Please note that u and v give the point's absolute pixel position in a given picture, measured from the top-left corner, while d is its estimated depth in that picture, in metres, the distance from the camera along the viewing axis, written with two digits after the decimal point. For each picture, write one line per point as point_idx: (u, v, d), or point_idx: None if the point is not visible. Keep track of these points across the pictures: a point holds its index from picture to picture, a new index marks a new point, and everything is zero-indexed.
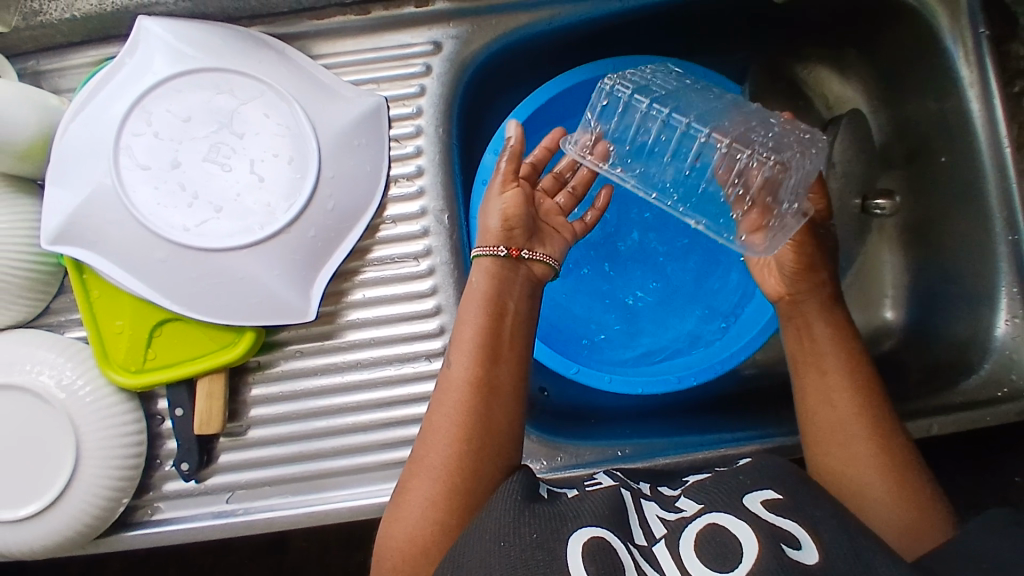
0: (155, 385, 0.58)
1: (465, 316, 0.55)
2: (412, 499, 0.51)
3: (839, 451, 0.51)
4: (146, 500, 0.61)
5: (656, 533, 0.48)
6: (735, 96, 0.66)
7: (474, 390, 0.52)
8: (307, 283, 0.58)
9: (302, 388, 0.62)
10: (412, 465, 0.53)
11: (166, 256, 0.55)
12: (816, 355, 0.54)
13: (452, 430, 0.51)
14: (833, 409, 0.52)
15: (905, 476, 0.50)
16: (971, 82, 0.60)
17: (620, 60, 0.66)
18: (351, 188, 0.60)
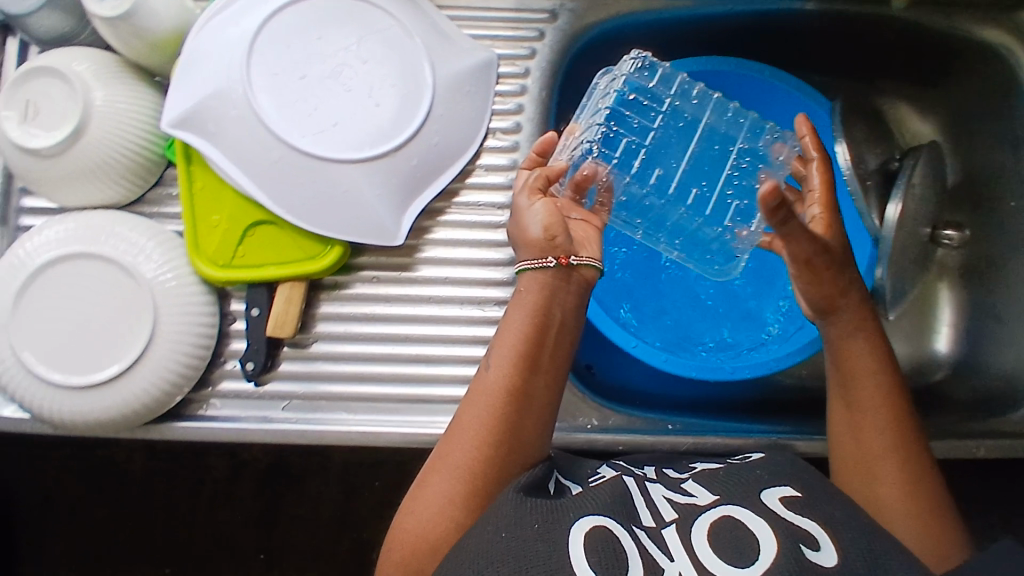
0: (237, 282, 0.60)
1: (508, 322, 0.55)
2: (431, 493, 0.51)
3: (865, 474, 0.53)
4: (202, 395, 0.63)
5: (666, 516, 0.49)
6: (823, 110, 0.69)
7: (508, 397, 0.52)
8: (402, 208, 0.61)
9: (372, 312, 0.64)
10: (434, 458, 0.53)
11: (280, 157, 0.58)
12: (852, 394, 0.55)
13: (480, 431, 0.52)
14: (868, 437, 0.53)
15: (931, 497, 0.51)
16: None
17: (722, 60, 0.69)
18: (454, 131, 0.62)
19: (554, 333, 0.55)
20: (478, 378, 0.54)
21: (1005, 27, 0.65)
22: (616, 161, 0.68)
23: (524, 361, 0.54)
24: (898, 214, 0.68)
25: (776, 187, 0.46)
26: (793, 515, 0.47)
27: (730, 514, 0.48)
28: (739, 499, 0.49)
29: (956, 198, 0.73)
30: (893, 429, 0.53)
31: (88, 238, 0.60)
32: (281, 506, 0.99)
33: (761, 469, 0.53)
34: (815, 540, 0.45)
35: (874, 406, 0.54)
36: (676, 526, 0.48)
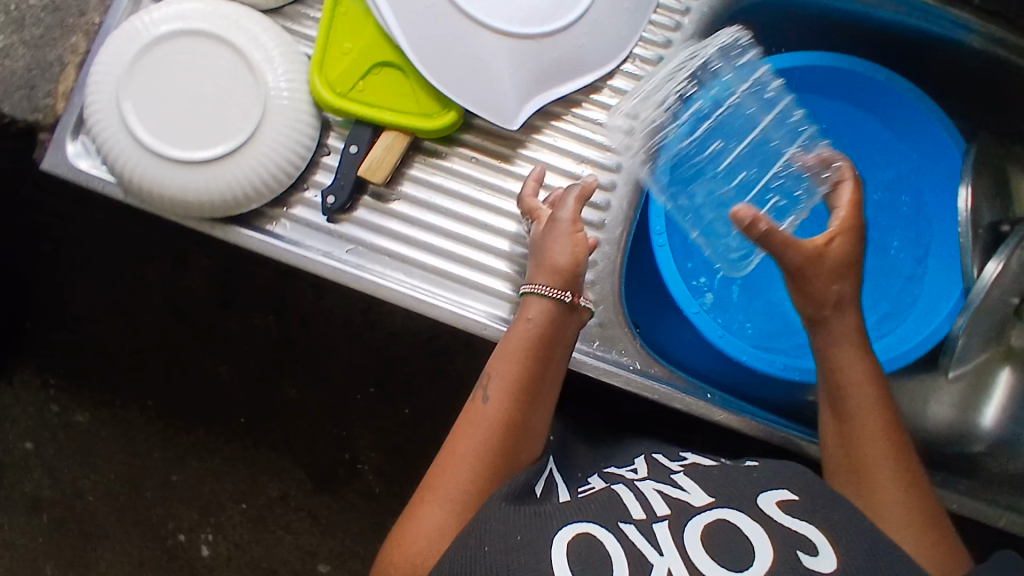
0: (347, 112, 0.67)
1: (506, 348, 0.65)
2: (428, 519, 0.61)
3: (853, 477, 0.64)
4: (275, 212, 0.68)
5: (656, 511, 0.61)
6: (930, 110, 0.77)
7: (498, 428, 0.64)
8: (524, 97, 0.70)
9: (458, 194, 0.71)
10: (430, 482, 0.64)
11: (433, 7, 0.66)
12: (862, 416, 0.66)
13: (474, 456, 0.63)
14: (876, 453, 0.64)
15: (891, 499, 0.62)
16: None
17: (841, 58, 0.78)
18: (602, 38, 0.71)
19: (553, 359, 0.66)
20: (473, 408, 0.66)
21: None
22: (686, 122, 0.77)
23: (520, 394, 0.65)
24: (995, 273, 0.67)
25: (740, 215, 0.65)
26: (791, 520, 0.58)
27: (727, 518, 0.59)
28: (741, 505, 0.60)
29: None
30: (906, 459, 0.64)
31: (224, 29, 0.66)
32: (322, 365, 1.31)
33: (761, 472, 0.64)
34: (814, 543, 0.56)
35: (877, 420, 0.65)
36: (665, 525, 0.59)
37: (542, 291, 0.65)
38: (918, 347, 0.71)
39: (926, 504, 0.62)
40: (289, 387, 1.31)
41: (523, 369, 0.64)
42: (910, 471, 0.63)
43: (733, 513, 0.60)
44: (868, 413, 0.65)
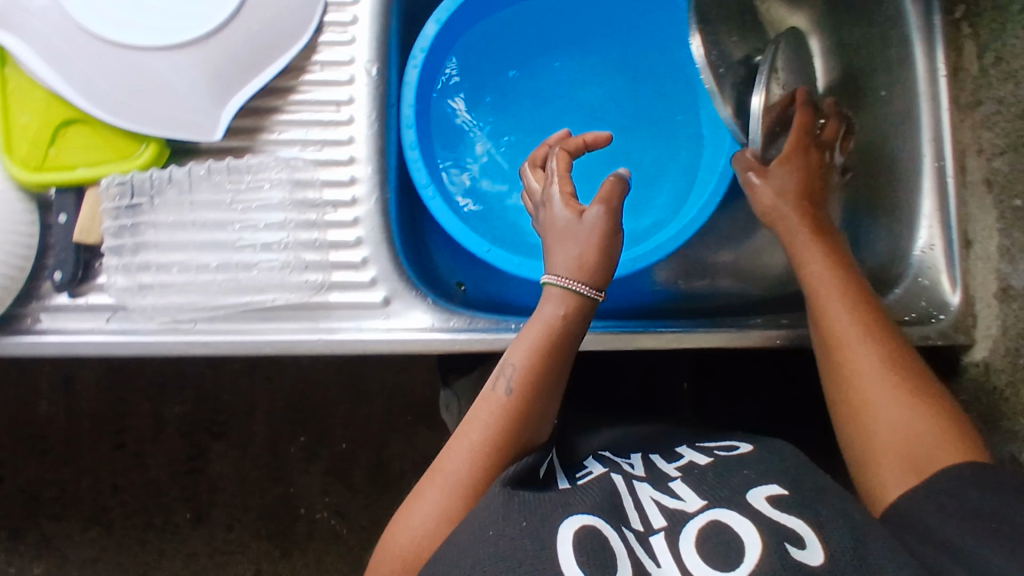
0: (52, 185, 0.58)
1: (524, 336, 0.54)
2: (424, 512, 0.48)
3: (856, 386, 0.50)
4: (29, 310, 0.60)
5: (654, 522, 0.46)
6: None
7: (508, 419, 0.51)
8: (223, 101, 0.58)
9: (173, 222, 0.60)
10: (421, 485, 0.51)
11: (83, 47, 0.55)
12: (821, 295, 0.54)
13: (480, 447, 0.50)
14: (852, 368, 0.51)
15: (851, 337, 0.51)
16: (917, 35, 0.62)
17: None
18: (284, 12, 0.59)
19: (562, 358, 0.54)
20: (486, 398, 0.52)
21: None
22: (392, 74, 0.64)
23: (538, 379, 0.52)
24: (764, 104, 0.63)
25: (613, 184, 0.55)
26: (781, 514, 0.44)
27: (718, 514, 0.45)
28: (731, 502, 0.46)
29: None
30: (865, 326, 0.51)
31: None
32: (226, 428, 1.08)
33: (750, 467, 0.50)
34: (801, 538, 0.42)
35: (837, 309, 0.53)
36: (665, 532, 0.45)
37: (581, 290, 0.54)
38: (707, 208, 0.64)
39: (907, 396, 0.48)
40: (218, 469, 1.07)
41: (544, 352, 0.53)
42: (871, 351, 0.50)
43: (729, 515, 0.45)
44: (828, 298, 0.53)
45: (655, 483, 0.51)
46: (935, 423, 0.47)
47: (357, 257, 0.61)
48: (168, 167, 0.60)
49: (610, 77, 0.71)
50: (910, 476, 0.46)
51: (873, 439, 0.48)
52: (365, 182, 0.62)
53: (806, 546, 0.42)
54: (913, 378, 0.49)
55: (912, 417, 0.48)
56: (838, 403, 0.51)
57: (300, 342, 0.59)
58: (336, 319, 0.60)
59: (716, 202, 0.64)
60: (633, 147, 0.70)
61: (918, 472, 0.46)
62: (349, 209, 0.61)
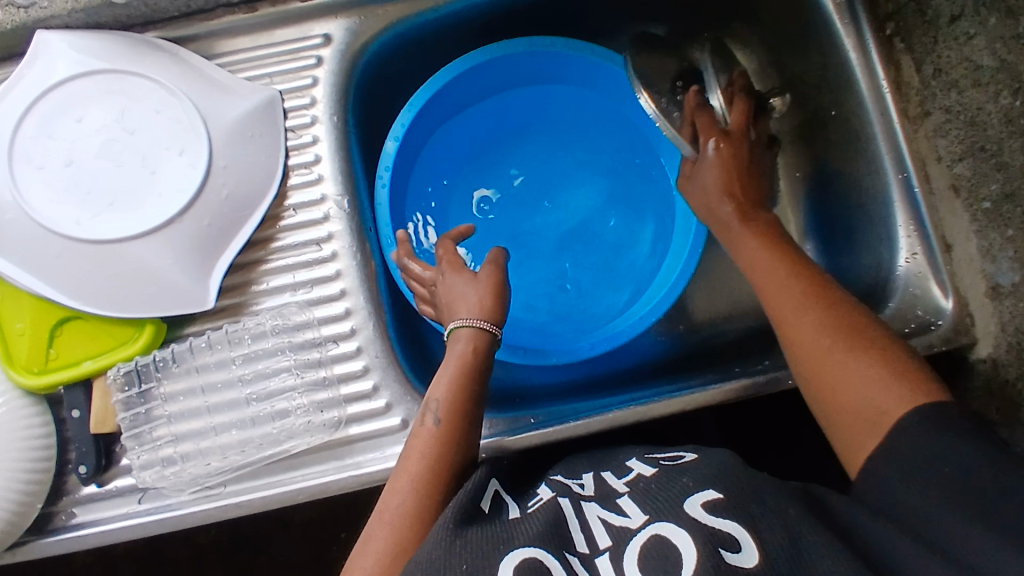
0: (58, 384, 0.58)
1: (440, 373, 0.55)
2: (371, 559, 0.47)
3: (821, 357, 0.48)
4: (61, 506, 0.60)
5: (601, 545, 0.45)
6: (595, 56, 0.67)
7: (442, 449, 0.52)
8: (207, 270, 0.59)
9: (186, 392, 0.61)
10: (368, 533, 0.49)
11: (60, 250, 0.56)
12: (772, 280, 0.53)
13: (420, 481, 0.50)
14: (799, 340, 0.50)
15: (792, 308, 0.51)
16: (851, 47, 0.63)
17: (489, 50, 0.66)
18: (248, 173, 0.61)
19: (479, 386, 0.55)
20: (418, 435, 0.53)
21: None
22: (363, 199, 0.66)
23: (461, 407, 0.53)
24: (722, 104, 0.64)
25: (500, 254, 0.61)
26: (715, 518, 0.42)
27: (658, 530, 0.43)
28: (668, 512, 0.44)
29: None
30: (797, 299, 0.51)
31: None
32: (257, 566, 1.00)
33: (689, 474, 0.48)
34: (735, 541, 0.41)
35: (787, 284, 0.52)
36: (609, 554, 0.44)
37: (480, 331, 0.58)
38: (691, 260, 0.66)
39: (852, 356, 0.47)
40: None
41: (463, 379, 0.54)
42: (812, 315, 0.50)
43: (668, 526, 0.43)
44: (772, 282, 0.53)
45: (603, 502, 0.49)
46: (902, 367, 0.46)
47: (368, 386, 0.62)
48: (170, 343, 0.61)
49: (580, 146, 0.73)
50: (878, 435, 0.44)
51: (840, 400, 0.47)
52: (361, 312, 0.63)
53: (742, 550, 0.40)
54: (858, 332, 0.48)
55: (877, 369, 0.46)
56: (802, 377, 0.50)
57: (333, 483, 0.60)
58: (361, 451, 0.61)
59: (699, 253, 0.66)
60: (606, 213, 0.72)
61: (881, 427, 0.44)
62: (350, 340, 0.62)
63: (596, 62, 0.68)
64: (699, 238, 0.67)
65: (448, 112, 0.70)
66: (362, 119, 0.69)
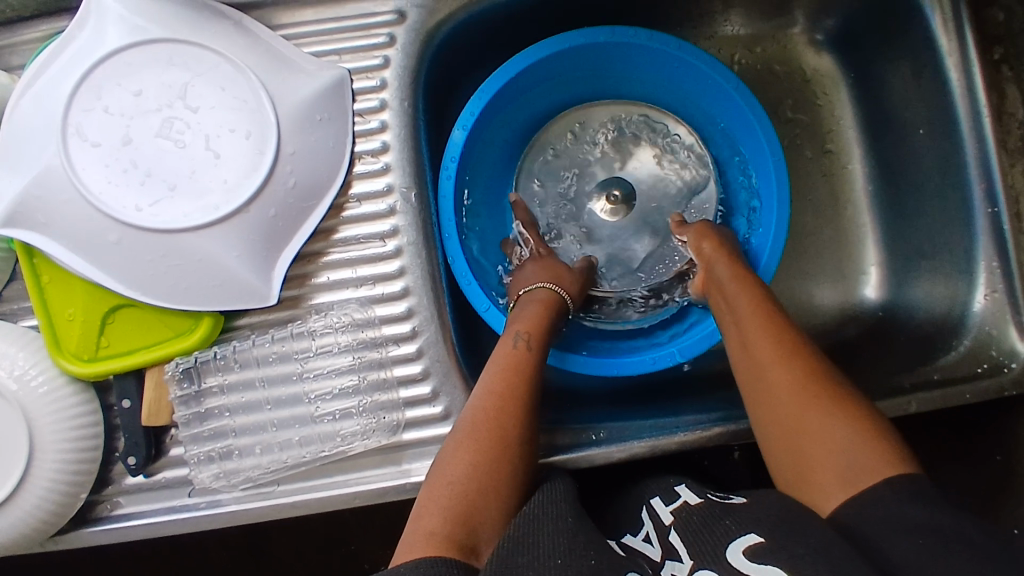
0: (108, 374, 0.55)
1: (523, 314, 0.60)
2: (465, 461, 0.49)
3: (769, 394, 0.51)
4: (105, 494, 0.59)
5: None
6: (678, 51, 0.63)
7: (529, 370, 0.55)
8: (268, 265, 0.56)
9: (242, 384, 0.59)
10: (454, 440, 0.51)
11: (117, 237, 0.52)
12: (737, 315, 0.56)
13: (508, 393, 0.53)
14: (771, 402, 0.51)
15: (749, 336, 0.54)
16: (951, 52, 0.61)
17: (571, 36, 0.62)
18: (313, 162, 0.57)
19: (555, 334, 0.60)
20: (507, 354, 0.56)
21: None
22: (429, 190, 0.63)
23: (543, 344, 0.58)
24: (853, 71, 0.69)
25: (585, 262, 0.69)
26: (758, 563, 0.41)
27: None
28: (712, 560, 0.43)
29: (821, 134, 0.74)
30: (774, 357, 0.52)
31: None
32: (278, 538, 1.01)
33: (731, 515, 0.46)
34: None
35: (750, 313, 0.55)
36: None
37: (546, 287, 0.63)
38: (774, 255, 0.63)
39: (822, 422, 0.48)
40: None
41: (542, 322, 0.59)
42: (771, 345, 0.52)
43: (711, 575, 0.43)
44: (755, 333, 0.54)
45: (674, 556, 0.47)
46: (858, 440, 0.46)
47: (427, 391, 0.60)
48: (229, 339, 0.59)
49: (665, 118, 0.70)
50: (831, 469, 0.46)
51: (794, 433, 0.49)
52: (422, 313, 0.61)
53: None
54: (822, 388, 0.50)
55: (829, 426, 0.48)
56: (776, 437, 0.50)
57: (390, 489, 0.58)
58: (418, 456, 0.59)
59: (783, 242, 0.63)
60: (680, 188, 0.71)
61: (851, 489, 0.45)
62: (411, 342, 0.60)
63: (679, 59, 0.64)
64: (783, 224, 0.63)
65: (517, 97, 0.67)
66: (432, 103, 0.65)
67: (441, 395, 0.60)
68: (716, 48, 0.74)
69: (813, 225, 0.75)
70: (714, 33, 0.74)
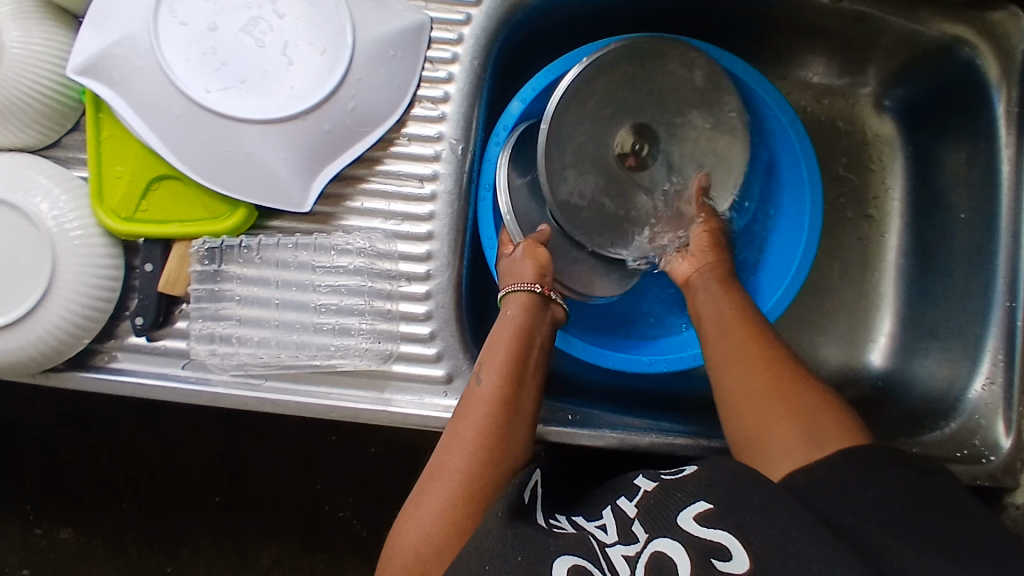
0: (139, 236, 0.59)
1: (495, 343, 0.57)
2: (422, 523, 0.49)
3: (738, 367, 0.54)
4: (106, 346, 0.62)
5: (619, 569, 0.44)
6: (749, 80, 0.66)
7: (495, 410, 0.53)
8: (310, 175, 0.59)
9: (259, 279, 0.62)
10: (425, 483, 0.52)
11: (180, 112, 0.56)
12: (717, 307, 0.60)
13: (476, 439, 0.52)
14: (736, 364, 0.54)
15: (726, 322, 0.58)
16: (1007, 142, 0.61)
17: None
18: (376, 93, 0.60)
19: (533, 357, 0.57)
20: (473, 394, 0.55)
21: (975, 25, 0.61)
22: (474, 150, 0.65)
23: (512, 373, 0.55)
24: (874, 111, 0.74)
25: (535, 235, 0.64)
26: (706, 529, 0.43)
27: (660, 548, 0.44)
28: (665, 528, 0.45)
29: (867, 198, 0.75)
30: (737, 340, 0.55)
31: None
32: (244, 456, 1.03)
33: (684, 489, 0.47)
34: (727, 550, 0.42)
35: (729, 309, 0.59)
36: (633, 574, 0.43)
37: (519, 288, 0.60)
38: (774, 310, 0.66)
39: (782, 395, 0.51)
40: None
41: (512, 352, 0.56)
42: (744, 330, 0.56)
43: (668, 543, 0.44)
44: (733, 323, 0.57)
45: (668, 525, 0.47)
46: (820, 414, 0.50)
47: (425, 331, 0.62)
48: (257, 233, 0.62)
49: None
50: (794, 433, 0.49)
51: (759, 405, 0.51)
52: (440, 259, 0.63)
53: (732, 558, 0.41)
54: (785, 367, 0.53)
55: (788, 405, 0.50)
56: (740, 400, 0.52)
57: (367, 412, 0.61)
58: (400, 390, 0.61)
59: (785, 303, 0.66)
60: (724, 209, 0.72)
61: (810, 450, 0.48)
62: (422, 283, 0.63)
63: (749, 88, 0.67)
64: (797, 278, 0.66)
65: None
66: (499, 69, 0.67)
67: (436, 339, 0.62)
68: (786, 89, 0.75)
69: (835, 281, 0.75)
70: (787, 75, 0.75)
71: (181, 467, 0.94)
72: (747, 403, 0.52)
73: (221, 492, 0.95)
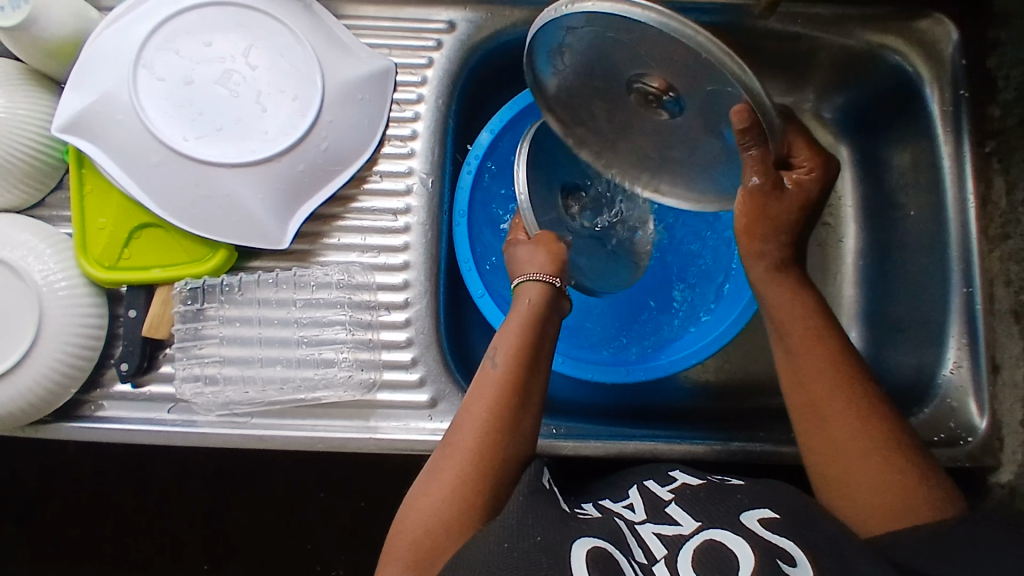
0: (122, 283, 0.61)
1: (507, 330, 0.57)
2: (430, 507, 0.49)
3: (822, 417, 0.50)
4: (92, 396, 0.63)
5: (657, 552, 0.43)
6: None
7: (505, 396, 0.53)
8: (287, 213, 0.62)
9: (241, 319, 0.64)
10: (433, 465, 0.52)
11: (161, 160, 0.59)
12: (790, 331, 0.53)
13: (487, 420, 0.52)
14: (823, 418, 0.50)
15: (802, 354, 0.52)
16: (944, 138, 0.65)
17: None
18: (347, 134, 0.63)
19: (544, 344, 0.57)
20: (484, 377, 0.54)
21: (903, 35, 0.66)
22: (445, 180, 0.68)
23: (524, 359, 0.55)
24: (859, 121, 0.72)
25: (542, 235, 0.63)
26: (773, 535, 0.42)
27: (713, 536, 0.43)
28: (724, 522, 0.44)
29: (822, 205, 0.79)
30: (832, 382, 0.50)
31: None
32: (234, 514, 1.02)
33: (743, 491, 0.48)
34: (792, 558, 0.40)
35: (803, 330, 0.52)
36: (665, 561, 0.42)
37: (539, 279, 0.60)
38: (737, 322, 0.68)
39: (887, 457, 0.48)
40: None
41: (520, 350, 0.55)
42: (825, 367, 0.51)
43: (726, 535, 0.43)
44: (812, 359, 0.51)
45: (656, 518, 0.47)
46: (912, 482, 0.47)
47: (406, 358, 0.64)
48: (239, 271, 0.64)
49: None
50: (882, 500, 0.47)
51: (847, 464, 0.48)
52: (417, 286, 0.65)
53: (798, 565, 0.40)
54: (872, 415, 0.49)
55: (876, 465, 0.48)
56: (822, 455, 0.50)
57: (353, 441, 0.61)
58: (385, 416, 0.62)
59: (744, 318, 0.68)
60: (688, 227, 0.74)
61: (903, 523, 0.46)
62: (401, 311, 0.64)
63: None
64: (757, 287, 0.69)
65: None
66: (464, 107, 0.71)
67: (418, 364, 0.63)
68: None
69: None
70: None
71: (171, 527, 0.93)
72: (828, 453, 0.49)
73: (211, 554, 0.93)
